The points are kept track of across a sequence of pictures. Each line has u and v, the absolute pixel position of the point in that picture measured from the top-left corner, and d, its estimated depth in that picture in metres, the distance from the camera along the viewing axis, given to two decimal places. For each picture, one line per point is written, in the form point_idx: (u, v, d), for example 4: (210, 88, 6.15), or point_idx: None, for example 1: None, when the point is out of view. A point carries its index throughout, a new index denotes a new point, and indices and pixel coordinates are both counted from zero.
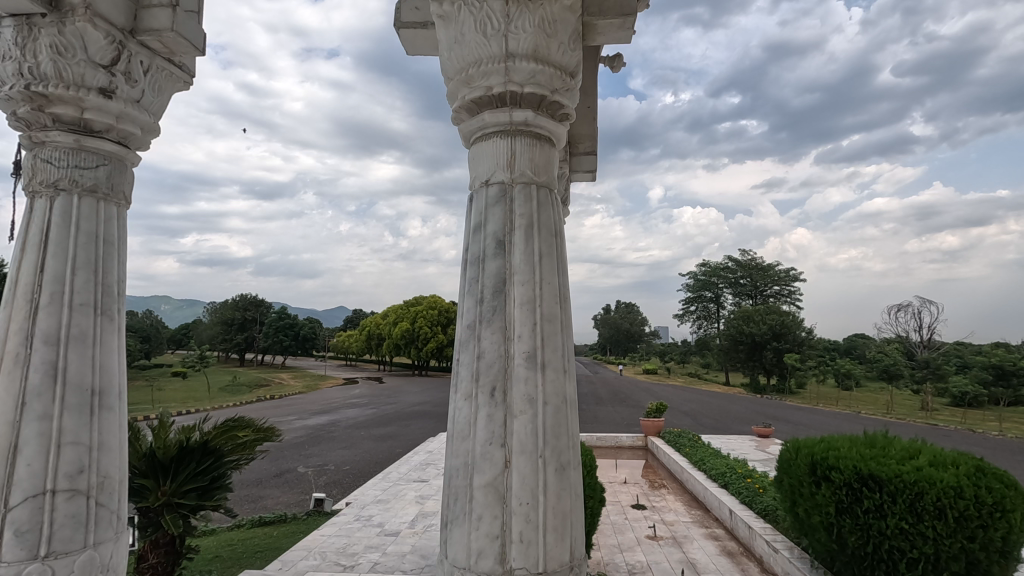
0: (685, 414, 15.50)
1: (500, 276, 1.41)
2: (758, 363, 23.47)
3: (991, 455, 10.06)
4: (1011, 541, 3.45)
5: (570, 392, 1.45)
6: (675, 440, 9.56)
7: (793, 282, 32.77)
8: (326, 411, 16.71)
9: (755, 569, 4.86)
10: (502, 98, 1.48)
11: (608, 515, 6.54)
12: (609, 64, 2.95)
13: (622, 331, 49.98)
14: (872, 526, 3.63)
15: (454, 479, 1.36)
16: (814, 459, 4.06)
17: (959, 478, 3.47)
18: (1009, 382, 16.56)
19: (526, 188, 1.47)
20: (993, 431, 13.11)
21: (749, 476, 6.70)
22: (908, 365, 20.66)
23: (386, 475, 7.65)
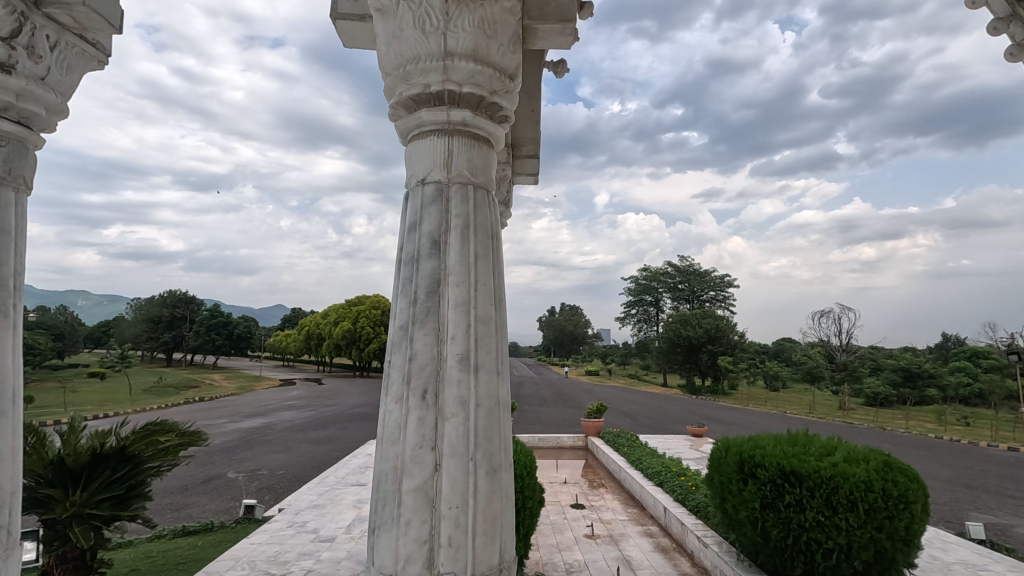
0: (624, 415, 15.92)
1: (435, 276, 1.39)
2: (694, 365, 24.45)
3: (898, 451, 10.90)
4: (913, 530, 3.76)
5: (504, 395, 1.44)
6: (614, 440, 9.78)
7: (727, 289, 34.40)
8: (260, 414, 16.03)
9: (686, 564, 5.04)
10: (440, 97, 1.46)
11: (547, 515, 6.61)
12: (552, 70, 2.97)
13: (566, 333, 50.73)
14: (792, 520, 3.84)
15: (382, 485, 1.32)
16: (742, 457, 4.25)
17: (870, 472, 3.74)
18: (915, 383, 18.02)
19: (462, 188, 1.45)
20: (901, 428, 14.18)
21: (683, 474, 6.93)
22: (828, 368, 22.06)
23: (323, 479, 7.41)
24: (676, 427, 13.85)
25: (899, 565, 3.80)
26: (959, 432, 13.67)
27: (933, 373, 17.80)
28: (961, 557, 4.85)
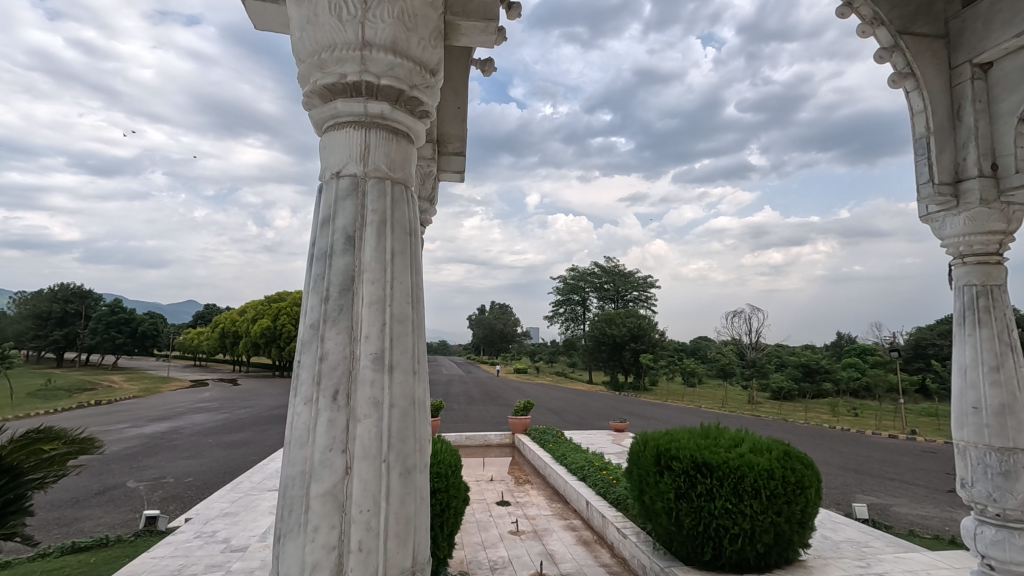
0: (551, 412, 16.22)
1: (348, 273, 1.26)
2: (618, 363, 25.31)
3: (798, 441, 11.86)
4: (807, 513, 4.17)
5: (422, 394, 1.33)
6: (540, 437, 9.92)
7: (649, 289, 35.91)
8: (167, 418, 14.92)
9: (606, 556, 5.21)
10: (357, 89, 1.31)
11: (472, 513, 6.60)
12: (480, 68, 2.96)
13: (496, 331, 50.81)
14: (703, 508, 4.07)
15: (289, 490, 1.19)
16: (659, 450, 4.44)
17: (772, 462, 4.08)
18: (814, 378, 19.61)
19: (379, 183, 1.32)
20: (801, 420, 15.38)
21: (605, 468, 7.15)
22: (739, 364, 23.54)
23: (236, 486, 7.00)
24: (600, 422, 14.30)
25: (793, 545, 4.19)
26: (849, 422, 15.03)
27: (828, 369, 19.50)
28: (848, 535, 5.34)
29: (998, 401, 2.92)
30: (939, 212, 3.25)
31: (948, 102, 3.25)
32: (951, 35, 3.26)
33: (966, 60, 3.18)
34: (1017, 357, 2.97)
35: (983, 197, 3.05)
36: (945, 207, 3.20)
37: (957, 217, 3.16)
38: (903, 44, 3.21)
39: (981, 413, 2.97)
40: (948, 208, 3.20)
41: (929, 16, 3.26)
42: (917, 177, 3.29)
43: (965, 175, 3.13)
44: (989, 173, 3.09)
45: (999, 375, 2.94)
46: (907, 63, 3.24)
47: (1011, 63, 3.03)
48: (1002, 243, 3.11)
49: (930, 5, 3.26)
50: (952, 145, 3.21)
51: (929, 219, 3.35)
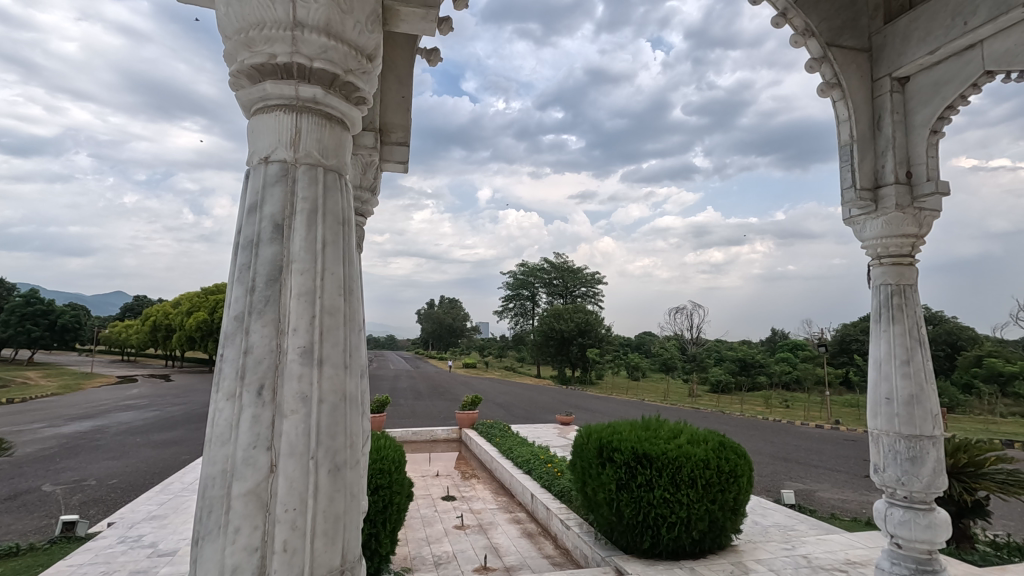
0: (499, 406, 16.28)
1: (275, 263, 1.21)
2: (566, 358, 25.65)
3: (733, 432, 12.42)
4: (739, 500, 4.40)
5: (354, 389, 1.29)
6: (487, 432, 9.93)
7: (597, 285, 36.61)
8: (89, 417, 13.96)
9: (549, 547, 5.30)
10: (288, 70, 1.25)
11: (417, 509, 6.54)
12: (425, 57, 2.91)
13: (445, 325, 50.30)
14: (643, 498, 4.18)
15: (208, 491, 1.13)
16: (601, 442, 4.54)
17: (707, 452, 4.27)
18: (749, 372, 20.58)
19: (310, 170, 1.27)
20: (737, 412, 16.10)
21: (550, 462, 7.23)
22: (680, 359, 24.40)
23: (166, 487, 6.64)
24: (547, 416, 14.50)
25: (726, 530, 4.41)
26: (780, 413, 15.86)
27: (762, 363, 20.49)
28: (775, 520, 5.65)
29: (907, 391, 3.15)
30: (860, 216, 3.46)
31: (870, 113, 3.46)
32: (873, 49, 3.48)
33: (886, 74, 3.40)
34: (924, 351, 3.22)
35: (898, 202, 3.27)
36: (865, 211, 3.42)
37: (876, 221, 3.37)
38: (831, 56, 3.39)
39: (893, 403, 3.19)
40: (868, 212, 3.41)
41: (855, 30, 3.47)
42: (841, 182, 3.49)
43: (884, 181, 3.35)
44: (904, 180, 3.31)
45: (909, 368, 3.17)
46: (834, 74, 3.42)
47: (924, 78, 3.26)
48: (915, 246, 3.34)
49: (856, 20, 3.48)
50: (873, 153, 3.42)
51: (852, 223, 3.56)
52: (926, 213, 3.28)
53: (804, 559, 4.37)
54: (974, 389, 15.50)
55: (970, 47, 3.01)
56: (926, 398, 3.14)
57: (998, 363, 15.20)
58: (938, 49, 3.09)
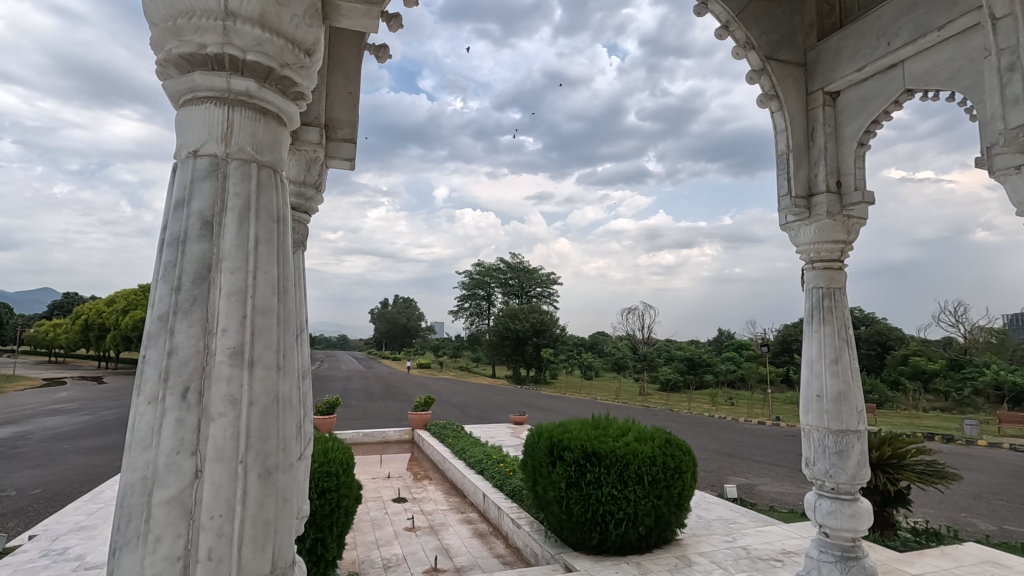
0: (453, 407, 16.17)
1: (204, 260, 1.16)
2: (521, 358, 25.78)
3: (681, 429, 12.79)
4: (684, 495, 4.54)
5: (288, 391, 1.25)
6: (440, 432, 9.87)
7: (552, 285, 36.93)
8: (9, 422, 12.98)
9: (500, 546, 5.32)
10: (219, 62, 1.21)
11: (367, 512, 6.42)
12: (374, 54, 2.87)
13: (399, 325, 49.55)
14: (591, 496, 4.25)
15: (127, 499, 1.08)
16: (552, 442, 4.59)
17: (654, 449, 4.40)
18: (697, 371, 21.43)
19: (243, 165, 1.23)
20: (685, 410, 16.57)
21: (503, 461, 7.24)
22: (632, 359, 24.91)
23: (96, 495, 6.27)
24: (501, 416, 14.51)
25: (672, 525, 4.55)
26: (726, 411, 16.45)
27: (709, 362, 21.44)
28: (719, 513, 5.86)
29: (836, 388, 3.34)
30: (795, 222, 3.63)
31: (805, 125, 3.64)
32: (808, 64, 3.67)
33: (820, 88, 3.59)
34: (851, 351, 3.41)
35: (829, 210, 3.46)
36: (800, 217, 3.59)
37: (809, 227, 3.54)
38: (770, 69, 3.56)
39: (822, 400, 3.37)
40: (802, 218, 3.59)
41: (792, 45, 3.65)
42: (777, 190, 3.67)
43: (816, 190, 3.54)
44: (835, 190, 3.51)
45: (837, 367, 3.36)
46: (772, 86, 3.59)
47: (853, 94, 3.47)
48: (843, 251, 3.54)
49: (792, 36, 3.66)
50: (807, 162, 3.60)
51: (787, 229, 3.74)
52: (854, 221, 3.48)
53: (743, 550, 4.56)
54: (900, 385, 16.58)
55: (892, 67, 3.22)
56: (852, 395, 3.33)
57: (923, 362, 16.32)
58: (865, 67, 3.28)
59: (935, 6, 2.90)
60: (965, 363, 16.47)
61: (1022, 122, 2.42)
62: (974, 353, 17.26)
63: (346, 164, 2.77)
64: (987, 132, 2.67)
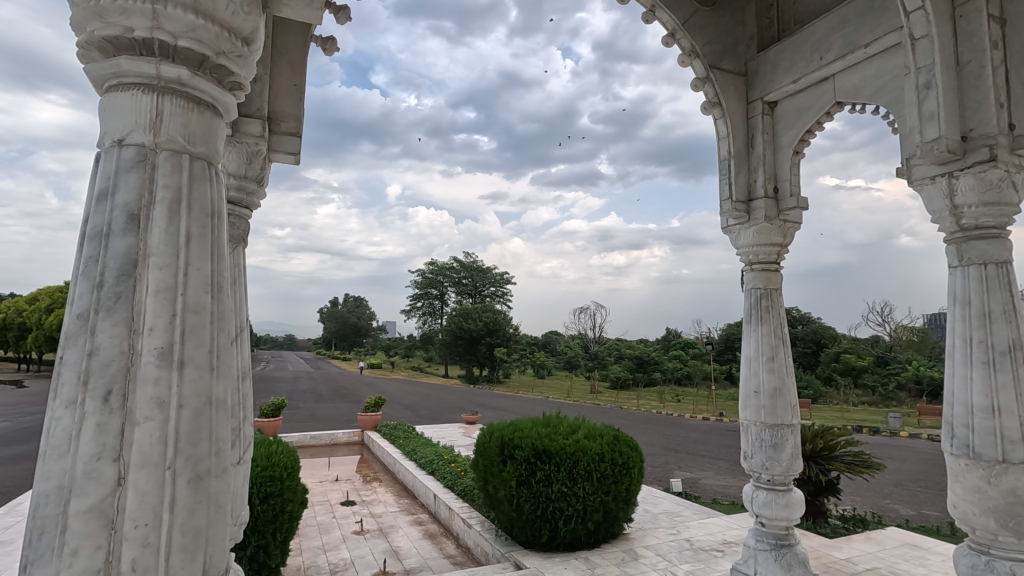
0: (405, 407, 15.95)
1: (130, 256, 1.10)
2: (473, 357, 25.71)
3: (630, 426, 13.10)
4: (631, 490, 4.65)
5: (221, 393, 1.20)
6: (391, 433, 9.70)
7: (506, 285, 37.04)
8: None
9: (450, 547, 5.29)
10: (148, 47, 1.14)
11: (313, 516, 6.24)
12: (321, 46, 2.80)
13: (350, 325, 48.46)
14: (542, 493, 4.29)
15: (40, 510, 1.00)
16: (503, 440, 4.60)
17: (603, 446, 4.49)
18: (645, 369, 22.01)
19: (173, 157, 1.17)
20: (634, 407, 16.96)
21: (454, 462, 7.20)
22: (583, 357, 25.28)
23: (14, 507, 5.81)
24: (453, 416, 14.43)
25: (619, 520, 4.65)
26: (673, 407, 16.96)
27: (657, 360, 22.05)
28: (664, 507, 6.04)
29: (772, 384, 3.50)
30: (736, 226, 3.78)
31: (745, 132, 3.80)
32: (748, 74, 3.83)
33: (759, 98, 3.75)
34: (786, 349, 3.59)
35: (767, 214, 3.62)
36: (740, 221, 3.74)
37: (748, 230, 3.69)
38: (713, 77, 3.69)
39: (760, 396, 3.52)
40: (742, 222, 3.73)
41: (733, 55, 3.80)
42: (719, 194, 3.81)
43: (755, 195, 3.70)
44: (772, 195, 3.67)
45: (773, 364, 3.53)
46: (715, 94, 3.73)
47: (789, 104, 3.64)
48: (779, 254, 3.71)
49: (734, 47, 3.81)
50: (747, 168, 3.76)
51: (728, 232, 3.88)
52: (789, 225, 3.65)
53: (687, 542, 4.72)
54: (833, 381, 17.58)
55: (825, 80, 3.40)
56: (787, 391, 3.50)
57: (853, 358, 17.36)
58: (800, 79, 3.45)
59: (863, 23, 3.08)
60: (890, 359, 17.62)
61: (937, 136, 2.60)
62: (897, 351, 18.51)
63: (290, 158, 2.68)
64: (907, 144, 2.87)
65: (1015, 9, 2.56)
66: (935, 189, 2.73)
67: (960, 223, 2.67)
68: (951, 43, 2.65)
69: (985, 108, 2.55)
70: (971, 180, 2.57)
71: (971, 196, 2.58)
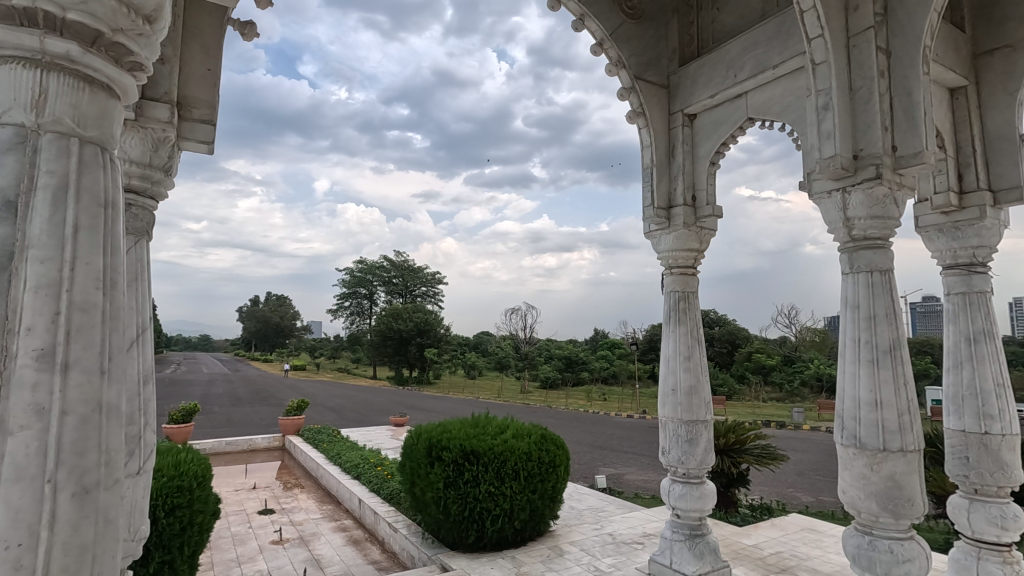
0: (330, 410, 15.40)
1: (5, 247, 1.00)
2: (403, 358, 25.28)
3: (558, 425, 13.35)
4: (557, 488, 4.75)
5: (113, 399, 1.11)
6: (314, 437, 9.33)
7: (437, 285, 36.70)
8: None
9: (375, 553, 5.17)
10: (30, 17, 1.03)
11: (227, 527, 5.88)
12: (239, 30, 2.65)
13: (271, 325, 46.16)
14: (469, 494, 4.28)
15: None
16: (431, 442, 4.54)
17: (530, 446, 4.56)
18: (574, 368, 22.61)
19: (60, 140, 1.07)
20: (562, 406, 17.30)
21: (380, 464, 7.04)
22: (514, 358, 25.49)
23: None
24: (381, 418, 14.11)
25: (545, 517, 4.73)
26: (599, 406, 17.45)
27: (585, 360, 22.64)
28: (589, 503, 6.21)
29: (688, 382, 3.69)
30: (657, 231, 3.94)
31: (667, 143, 3.99)
32: (670, 87, 4.02)
33: (680, 110, 3.94)
34: (701, 350, 3.79)
35: (685, 221, 3.81)
36: (661, 226, 3.91)
37: (668, 235, 3.87)
38: (638, 88, 3.84)
39: (677, 393, 3.70)
40: (663, 227, 3.91)
41: (657, 68, 3.97)
42: (642, 200, 3.97)
43: (675, 203, 3.88)
44: (690, 203, 3.87)
45: (689, 363, 3.72)
46: (639, 104, 3.88)
47: (706, 117, 3.85)
48: (696, 259, 3.91)
49: (658, 60, 3.99)
50: (668, 176, 3.95)
51: (650, 237, 4.05)
52: (705, 232, 3.85)
53: (610, 536, 4.88)
54: (745, 378, 18.79)
55: (738, 97, 3.62)
56: (701, 389, 3.70)
57: (763, 358, 18.62)
58: (716, 94, 3.66)
59: (772, 46, 3.32)
60: (796, 358, 19.06)
61: (833, 154, 2.84)
62: (802, 350, 20.07)
63: (203, 147, 2.50)
64: (807, 160, 3.12)
65: (899, 43, 2.84)
66: (831, 203, 2.98)
67: (851, 234, 2.93)
68: (846, 70, 2.91)
69: (873, 130, 2.82)
70: (862, 196, 2.83)
71: (861, 210, 2.84)
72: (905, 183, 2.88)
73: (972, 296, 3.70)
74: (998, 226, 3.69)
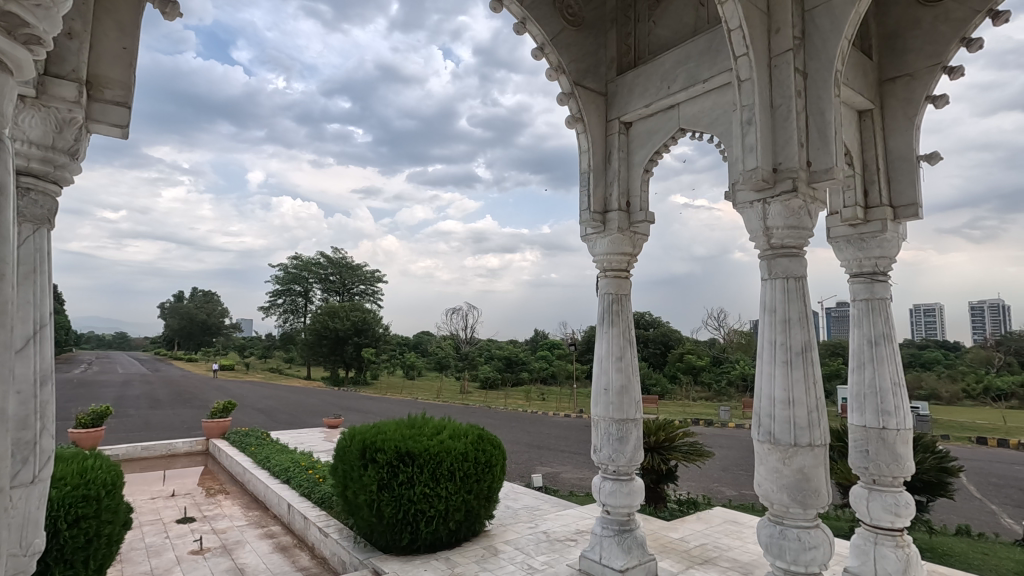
0: (259, 412, 14.71)
1: None
2: (339, 358, 24.58)
3: (496, 425, 13.39)
4: (493, 488, 4.76)
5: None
6: (240, 440, 8.88)
7: (377, 283, 35.94)
8: None
9: (304, 559, 4.99)
10: None
11: (141, 538, 5.49)
12: (160, 8, 2.49)
13: (196, 322, 43.62)
14: (403, 496, 4.22)
15: None
16: (365, 443, 4.44)
17: (467, 446, 4.55)
18: (513, 369, 22.74)
19: None
20: (501, 406, 17.36)
21: (312, 468, 6.79)
22: (454, 358, 25.33)
23: None
24: (314, 420, 13.64)
25: (480, 518, 4.73)
26: (538, 406, 17.63)
27: (525, 360, 22.83)
28: (525, 502, 6.27)
29: (619, 382, 3.80)
30: (593, 235, 4.04)
31: (604, 149, 4.10)
32: (608, 94, 4.13)
33: (616, 117, 4.06)
34: (633, 350, 3.91)
35: (620, 225, 3.92)
36: (597, 230, 4.01)
37: (603, 239, 3.98)
38: (577, 94, 3.92)
39: (609, 393, 3.80)
40: (599, 231, 4.01)
41: (595, 75, 4.07)
42: (579, 204, 4.05)
43: (610, 208, 3.99)
44: (625, 209, 3.99)
45: (621, 363, 3.83)
46: (578, 110, 3.96)
47: (641, 126, 3.99)
48: (630, 262, 4.03)
49: (596, 68, 4.09)
50: (604, 181, 4.05)
51: (586, 240, 4.14)
52: (639, 236, 3.98)
53: (544, 534, 4.94)
54: (676, 378, 19.56)
55: (671, 108, 3.77)
56: (632, 388, 3.82)
57: (693, 358, 19.43)
58: (650, 104, 3.80)
59: (702, 61, 3.49)
60: (723, 360, 20.05)
61: (755, 165, 3.01)
62: (729, 351, 21.12)
63: (115, 131, 2.33)
64: (732, 171, 3.29)
65: (815, 65, 3.06)
66: (753, 212, 3.16)
67: (770, 242, 3.12)
68: (767, 88, 3.09)
69: (790, 145, 3.01)
70: (779, 207, 3.02)
71: (779, 220, 3.04)
72: (818, 196, 3.10)
73: (874, 302, 4.01)
74: (897, 239, 4.05)
